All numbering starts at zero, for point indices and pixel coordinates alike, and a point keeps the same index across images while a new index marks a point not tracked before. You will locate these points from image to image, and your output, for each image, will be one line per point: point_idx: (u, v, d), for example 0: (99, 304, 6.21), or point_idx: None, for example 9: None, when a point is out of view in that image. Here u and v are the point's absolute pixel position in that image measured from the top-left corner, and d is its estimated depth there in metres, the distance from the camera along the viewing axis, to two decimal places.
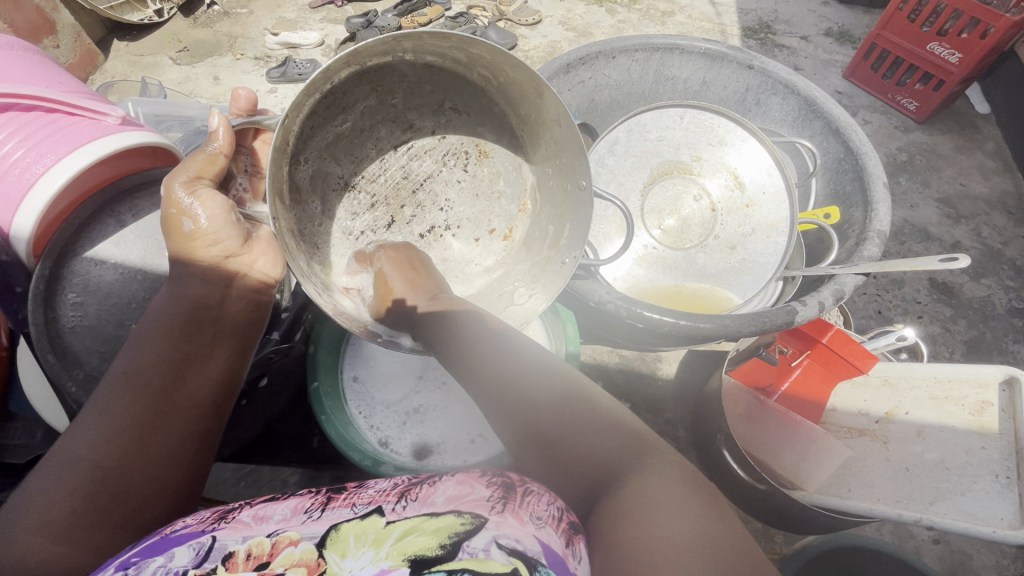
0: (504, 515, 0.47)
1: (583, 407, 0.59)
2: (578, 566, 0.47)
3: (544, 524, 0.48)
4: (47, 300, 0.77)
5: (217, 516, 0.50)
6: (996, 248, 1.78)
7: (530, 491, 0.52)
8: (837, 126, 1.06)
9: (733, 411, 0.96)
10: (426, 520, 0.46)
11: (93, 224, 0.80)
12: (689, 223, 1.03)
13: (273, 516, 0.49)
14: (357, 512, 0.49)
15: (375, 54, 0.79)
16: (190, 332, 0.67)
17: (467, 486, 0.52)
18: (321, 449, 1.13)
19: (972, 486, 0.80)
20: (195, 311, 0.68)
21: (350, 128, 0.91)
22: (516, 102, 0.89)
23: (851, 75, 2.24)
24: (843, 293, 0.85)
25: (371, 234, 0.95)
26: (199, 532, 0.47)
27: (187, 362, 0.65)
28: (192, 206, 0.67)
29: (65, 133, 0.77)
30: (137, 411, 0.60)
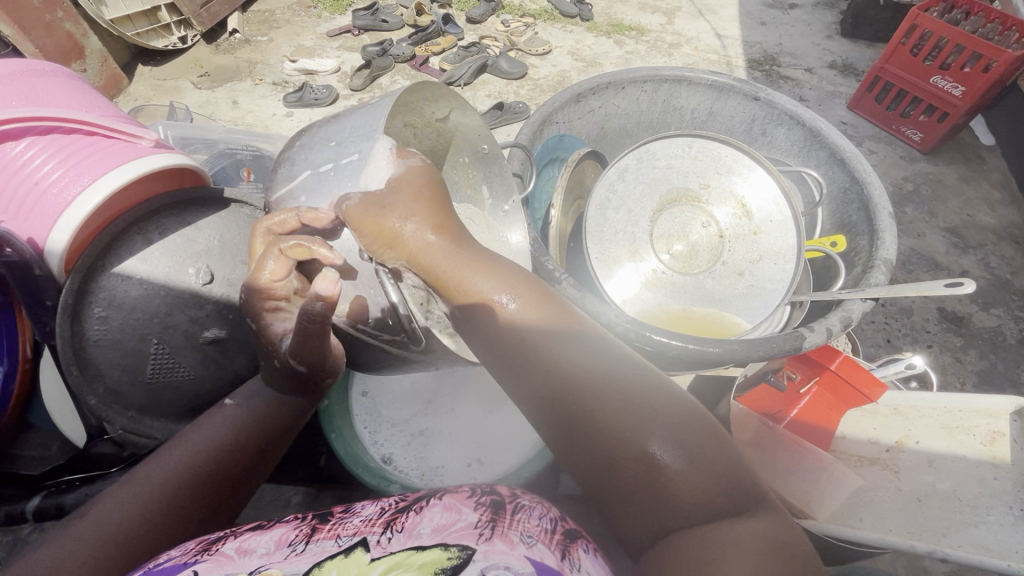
0: (491, 543, 0.48)
1: (638, 400, 0.52)
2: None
3: (534, 542, 0.49)
4: (73, 315, 0.78)
5: (201, 547, 0.51)
6: (1006, 279, 1.78)
7: (520, 508, 0.54)
8: (843, 156, 1.08)
9: (741, 439, 0.94)
10: (412, 554, 0.46)
11: (122, 241, 0.82)
12: (698, 248, 1.04)
13: (256, 550, 0.49)
14: (341, 546, 0.49)
15: None
16: (228, 481, 0.67)
17: (454, 512, 0.52)
18: (328, 467, 1.13)
19: (985, 518, 0.78)
20: (232, 470, 0.68)
21: None
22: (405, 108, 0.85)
23: (856, 106, 2.28)
24: (850, 320, 0.86)
25: None
26: (180, 567, 0.48)
27: (237, 475, 0.68)
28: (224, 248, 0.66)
29: (102, 155, 0.80)
30: (184, 510, 0.62)
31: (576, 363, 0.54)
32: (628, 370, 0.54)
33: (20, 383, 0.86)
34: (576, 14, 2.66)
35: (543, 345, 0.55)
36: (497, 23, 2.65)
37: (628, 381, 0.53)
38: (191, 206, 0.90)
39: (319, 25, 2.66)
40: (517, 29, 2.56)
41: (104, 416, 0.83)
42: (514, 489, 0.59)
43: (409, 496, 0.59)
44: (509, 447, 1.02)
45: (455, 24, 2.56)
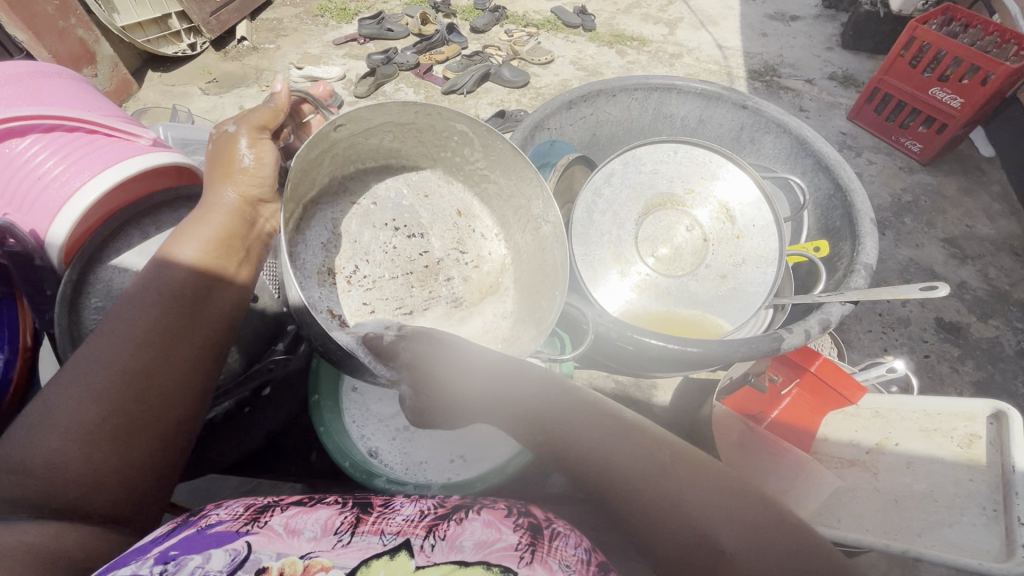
0: (532, 568, 0.50)
1: (681, 472, 0.58)
2: None
3: (572, 574, 0.51)
4: (72, 304, 0.80)
5: (251, 514, 0.53)
6: (1003, 290, 1.79)
7: (557, 535, 0.56)
8: (827, 164, 1.10)
9: (725, 440, 0.96)
10: (457, 569, 0.48)
11: (121, 235, 0.86)
12: (682, 251, 1.06)
13: (303, 532, 0.51)
14: (386, 543, 0.51)
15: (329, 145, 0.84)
16: (196, 287, 0.69)
17: (494, 531, 0.54)
18: (319, 463, 1.14)
19: (959, 518, 0.79)
20: (197, 274, 0.70)
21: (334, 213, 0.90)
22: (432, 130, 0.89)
23: (854, 117, 2.31)
24: (829, 322, 0.87)
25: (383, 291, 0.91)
26: (234, 534, 0.50)
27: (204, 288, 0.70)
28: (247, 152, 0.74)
29: (102, 152, 0.83)
30: (149, 339, 0.64)
31: (615, 451, 0.60)
32: (657, 441, 0.61)
33: (20, 370, 0.90)
34: (579, 24, 2.70)
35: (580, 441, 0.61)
36: (501, 33, 2.69)
37: (664, 455, 0.59)
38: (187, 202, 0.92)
39: (326, 34, 2.71)
40: (520, 39, 2.61)
41: None
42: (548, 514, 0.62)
43: (447, 501, 0.61)
44: (492, 445, 1.04)
45: (459, 34, 2.61)
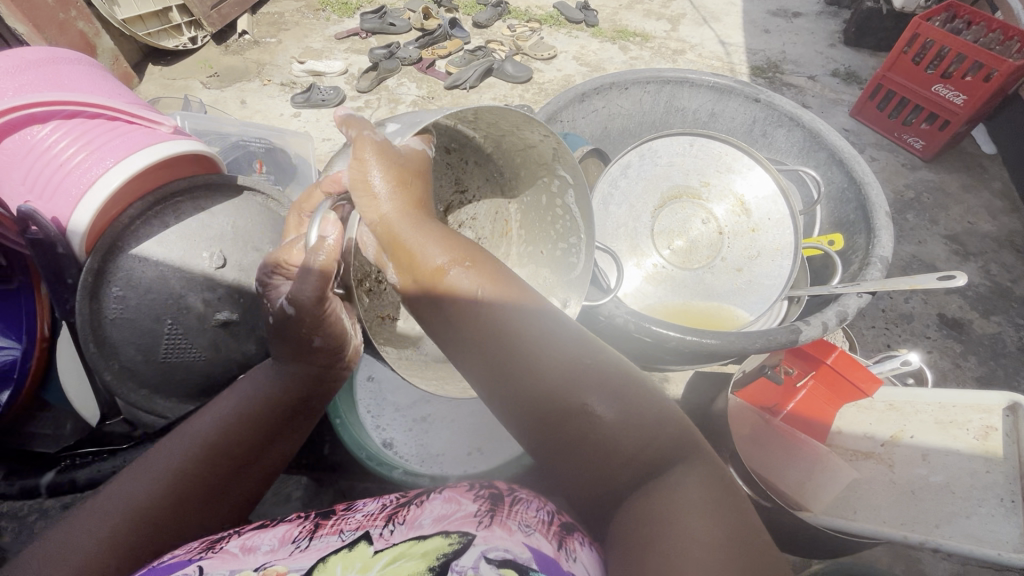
0: (491, 529, 0.48)
1: (598, 377, 0.50)
2: (573, 565, 0.47)
3: (532, 531, 0.49)
4: (93, 293, 0.81)
5: (207, 545, 0.52)
6: (1007, 286, 1.80)
7: (519, 500, 0.53)
8: (841, 157, 1.10)
9: (738, 433, 0.96)
10: (414, 545, 0.47)
11: (141, 224, 0.85)
12: (698, 244, 1.06)
13: (260, 547, 0.50)
14: (344, 540, 0.50)
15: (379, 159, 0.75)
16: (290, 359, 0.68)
17: (453, 503, 0.52)
18: (331, 456, 1.16)
19: (977, 509, 0.80)
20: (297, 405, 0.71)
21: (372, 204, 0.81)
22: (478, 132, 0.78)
23: (858, 114, 2.31)
24: (847, 315, 0.87)
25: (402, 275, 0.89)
26: (186, 562, 0.49)
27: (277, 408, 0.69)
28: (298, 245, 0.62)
29: (123, 139, 0.83)
30: (210, 475, 0.62)
31: (539, 352, 0.52)
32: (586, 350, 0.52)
33: (36, 361, 0.89)
34: (582, 20, 2.69)
35: (493, 334, 0.53)
36: (504, 28, 2.68)
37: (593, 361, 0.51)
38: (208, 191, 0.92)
39: (328, 28, 2.70)
40: (523, 34, 2.60)
41: (118, 391, 0.85)
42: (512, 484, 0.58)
43: (410, 493, 0.59)
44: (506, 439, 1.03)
45: (461, 29, 2.60)
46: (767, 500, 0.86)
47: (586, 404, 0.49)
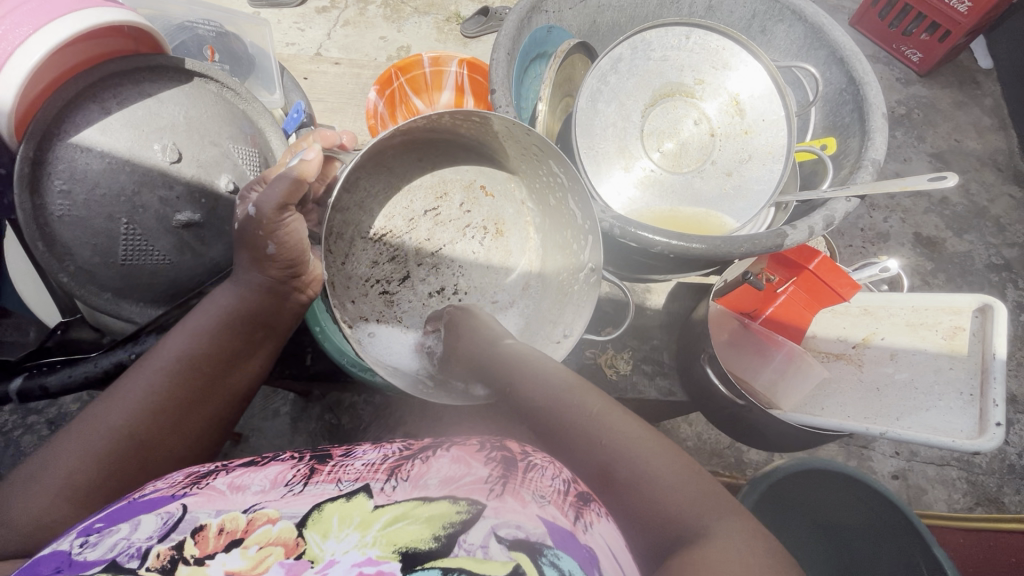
0: (502, 500, 0.49)
1: (636, 458, 0.53)
2: (589, 536, 0.47)
3: (546, 503, 0.49)
4: (34, 185, 0.74)
5: (191, 480, 0.52)
6: (983, 206, 1.81)
7: (533, 467, 0.54)
8: (842, 55, 1.04)
9: (719, 339, 0.98)
10: (419, 506, 0.47)
11: (75, 109, 0.75)
12: (688, 146, 1.02)
13: (250, 487, 0.50)
14: (341, 489, 0.50)
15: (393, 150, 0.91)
16: (245, 334, 0.70)
17: (463, 467, 0.53)
18: (314, 366, 1.10)
19: (936, 403, 0.84)
20: (253, 319, 0.71)
21: (387, 185, 0.94)
22: (452, 135, 0.93)
23: (857, 23, 2.12)
24: (833, 220, 0.86)
25: (383, 285, 0.93)
26: (169, 499, 0.48)
27: (235, 360, 0.69)
28: (278, 233, 0.68)
29: None
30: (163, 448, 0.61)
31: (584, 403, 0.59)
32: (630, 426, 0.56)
33: None
34: None
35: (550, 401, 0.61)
36: None
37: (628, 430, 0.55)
38: (146, 74, 0.82)
39: None
40: None
41: (78, 294, 0.80)
42: (526, 446, 0.59)
43: (414, 444, 0.60)
44: None
45: None
46: (741, 399, 0.91)
47: (622, 467, 0.53)
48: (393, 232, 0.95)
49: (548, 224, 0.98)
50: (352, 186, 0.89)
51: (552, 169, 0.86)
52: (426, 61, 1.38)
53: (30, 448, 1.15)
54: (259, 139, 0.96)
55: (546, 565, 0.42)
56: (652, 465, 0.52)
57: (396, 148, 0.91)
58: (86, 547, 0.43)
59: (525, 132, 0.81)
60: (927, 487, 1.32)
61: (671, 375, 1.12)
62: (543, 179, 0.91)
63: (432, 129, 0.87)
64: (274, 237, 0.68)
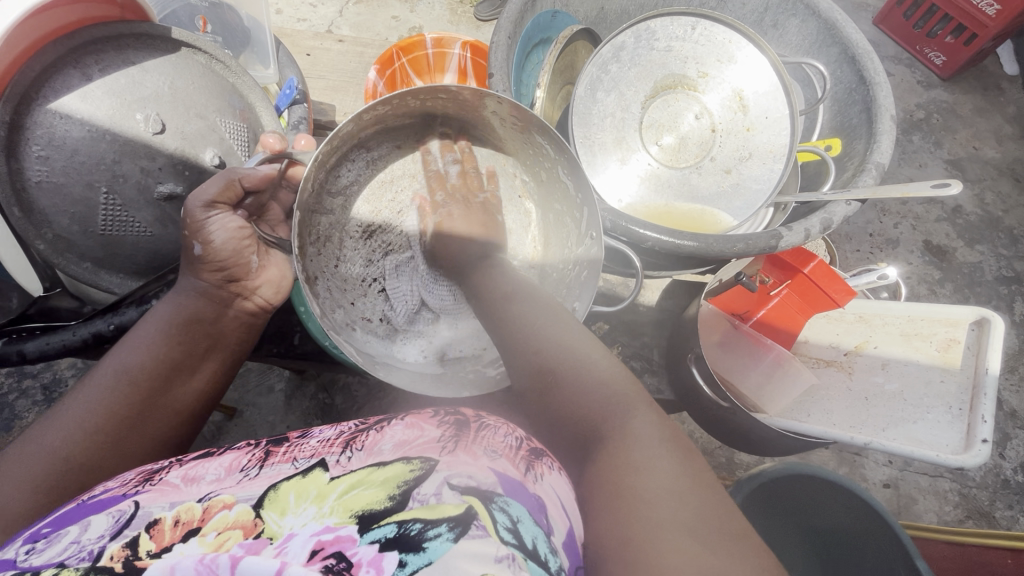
0: (455, 455, 0.51)
1: (576, 363, 0.59)
2: (538, 486, 0.51)
3: (498, 457, 0.53)
4: (10, 151, 0.73)
5: (143, 478, 0.50)
6: (997, 216, 1.77)
7: (485, 427, 0.58)
8: (854, 53, 1.00)
9: (708, 339, 0.99)
10: (374, 471, 0.48)
11: (58, 73, 0.74)
12: (688, 141, 1.00)
13: (204, 478, 0.49)
14: (298, 467, 0.50)
15: (372, 132, 0.88)
16: (187, 342, 0.70)
17: (415, 430, 0.55)
18: (302, 346, 1.09)
19: (924, 415, 0.83)
20: (195, 322, 0.71)
21: (367, 174, 0.91)
22: (431, 114, 0.90)
23: (881, 22, 2.05)
24: (830, 223, 0.84)
25: (380, 281, 0.91)
26: (120, 498, 0.47)
27: (178, 372, 0.68)
28: (206, 233, 0.71)
29: None
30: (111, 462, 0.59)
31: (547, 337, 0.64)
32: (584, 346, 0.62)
33: None
34: None
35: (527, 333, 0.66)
36: None
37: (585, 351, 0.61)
38: (132, 40, 0.81)
39: None
40: None
41: (55, 261, 0.80)
42: (480, 412, 0.63)
43: (370, 420, 0.60)
44: None
45: None
46: (725, 401, 0.90)
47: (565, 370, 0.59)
48: (380, 226, 0.91)
49: (545, 195, 0.94)
50: (334, 187, 0.87)
51: (537, 140, 0.84)
52: (429, 42, 1.36)
53: (22, 412, 1.17)
54: (248, 114, 0.96)
55: (496, 510, 0.45)
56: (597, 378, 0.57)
57: (370, 137, 0.89)
58: (32, 554, 0.40)
59: (508, 100, 0.79)
60: (917, 497, 1.30)
61: (660, 372, 1.11)
62: (531, 150, 0.89)
63: (408, 106, 0.84)
64: (199, 237, 0.70)
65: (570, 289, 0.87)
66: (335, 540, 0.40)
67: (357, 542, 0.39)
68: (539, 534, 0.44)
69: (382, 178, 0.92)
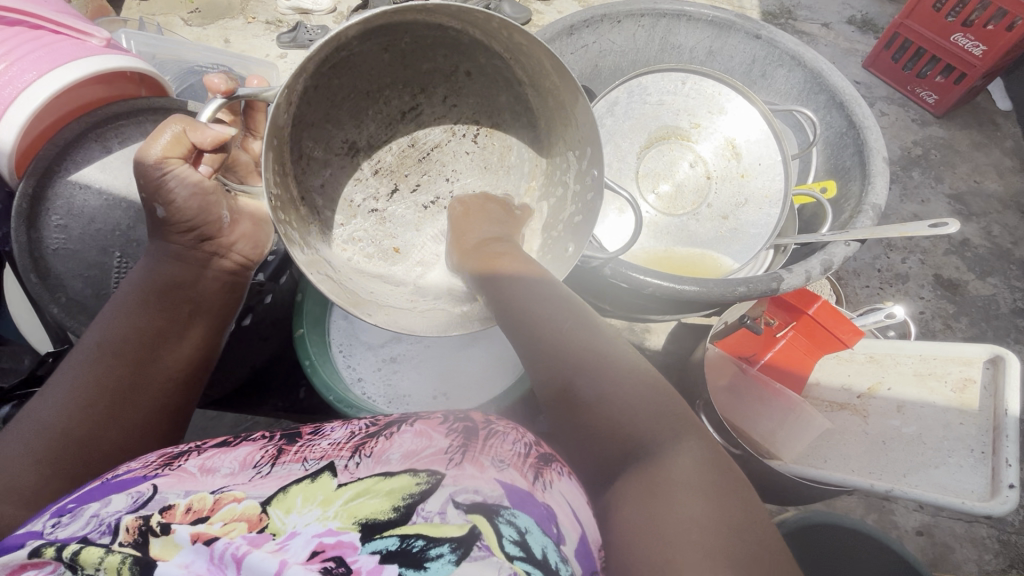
0: (461, 468, 0.48)
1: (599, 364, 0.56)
2: (547, 494, 0.48)
3: (505, 467, 0.50)
4: (31, 220, 0.77)
5: (163, 462, 0.51)
6: (1006, 248, 1.75)
7: (494, 434, 0.54)
8: (842, 100, 1.04)
9: (716, 383, 0.96)
10: (381, 480, 0.46)
11: (79, 147, 0.79)
12: (684, 189, 1.02)
13: (220, 470, 0.49)
14: (307, 469, 0.49)
15: (360, 41, 0.79)
16: (166, 308, 0.70)
17: (425, 438, 0.52)
18: (307, 400, 1.13)
19: (946, 459, 0.80)
20: (172, 287, 0.71)
21: (352, 87, 0.85)
22: (435, 23, 0.81)
23: (871, 65, 2.12)
24: (831, 264, 0.84)
25: (373, 202, 0.91)
26: (141, 479, 0.47)
27: (162, 338, 0.68)
28: (162, 196, 0.69)
29: (47, 51, 0.73)
30: None
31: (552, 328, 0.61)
32: (619, 348, 0.58)
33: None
34: None
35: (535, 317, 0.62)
36: None
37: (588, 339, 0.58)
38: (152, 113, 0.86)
39: None
40: None
41: (68, 325, 0.80)
42: (491, 415, 0.59)
43: (381, 420, 0.59)
44: (477, 387, 1.00)
45: None
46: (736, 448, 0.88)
47: (585, 378, 0.55)
48: (369, 143, 0.90)
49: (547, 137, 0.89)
50: (312, 97, 0.80)
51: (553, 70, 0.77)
52: None
53: None
54: None
55: (502, 524, 0.43)
56: (614, 376, 0.54)
57: (353, 43, 0.78)
58: (57, 528, 0.41)
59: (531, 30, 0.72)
60: (954, 545, 1.23)
61: None
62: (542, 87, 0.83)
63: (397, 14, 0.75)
64: (159, 199, 0.69)
65: (562, 226, 0.86)
66: (337, 544, 0.39)
67: (358, 550, 0.38)
68: (548, 546, 0.42)
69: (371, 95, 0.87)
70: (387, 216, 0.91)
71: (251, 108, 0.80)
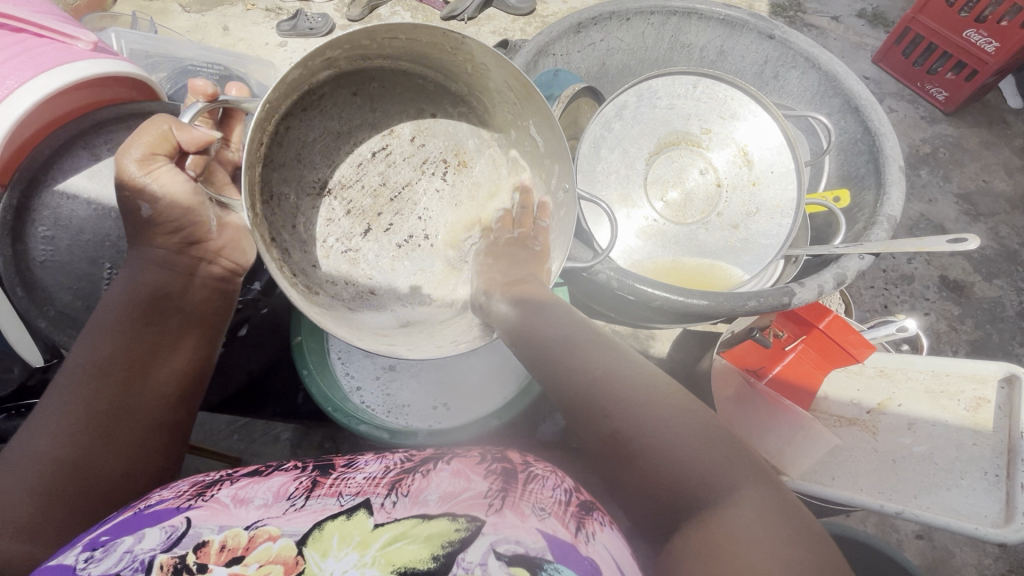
0: (501, 515, 0.48)
1: (639, 394, 0.54)
2: (590, 547, 0.48)
3: (546, 515, 0.49)
4: (15, 233, 0.76)
5: (195, 491, 0.52)
6: (1014, 249, 1.73)
7: (534, 478, 0.55)
8: (857, 104, 1.01)
9: (722, 395, 0.95)
10: (418, 524, 0.46)
11: (67, 155, 0.77)
12: (693, 197, 0.99)
13: (253, 501, 0.49)
14: (343, 504, 0.49)
15: (329, 78, 0.85)
16: (153, 321, 0.68)
17: (461, 480, 0.53)
18: (305, 406, 1.11)
19: (958, 482, 0.79)
20: (156, 299, 0.69)
21: (322, 130, 0.88)
22: (404, 61, 0.89)
23: (881, 60, 2.08)
24: (844, 278, 0.82)
25: (343, 241, 0.88)
26: (175, 511, 0.48)
27: (153, 352, 0.67)
28: (145, 194, 0.66)
29: (31, 56, 0.70)
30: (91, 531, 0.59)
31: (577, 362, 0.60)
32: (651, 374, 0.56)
33: None
34: None
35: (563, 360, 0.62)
36: None
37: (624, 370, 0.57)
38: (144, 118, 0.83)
39: None
40: None
41: (61, 340, 0.81)
42: (527, 457, 0.59)
43: (415, 456, 0.59)
44: (479, 398, 0.99)
45: None
46: None
47: (628, 413, 0.53)
48: (339, 182, 0.89)
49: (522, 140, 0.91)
50: (283, 139, 0.84)
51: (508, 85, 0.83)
52: None
53: None
54: None
55: None
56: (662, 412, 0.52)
57: (324, 83, 0.86)
58: (91, 563, 0.43)
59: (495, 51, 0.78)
60: (954, 549, 1.22)
61: None
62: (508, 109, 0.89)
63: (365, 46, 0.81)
64: (143, 198, 0.66)
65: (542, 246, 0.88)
66: None
67: None
68: None
69: (341, 140, 0.89)
70: (359, 253, 0.88)
71: (229, 117, 0.79)
